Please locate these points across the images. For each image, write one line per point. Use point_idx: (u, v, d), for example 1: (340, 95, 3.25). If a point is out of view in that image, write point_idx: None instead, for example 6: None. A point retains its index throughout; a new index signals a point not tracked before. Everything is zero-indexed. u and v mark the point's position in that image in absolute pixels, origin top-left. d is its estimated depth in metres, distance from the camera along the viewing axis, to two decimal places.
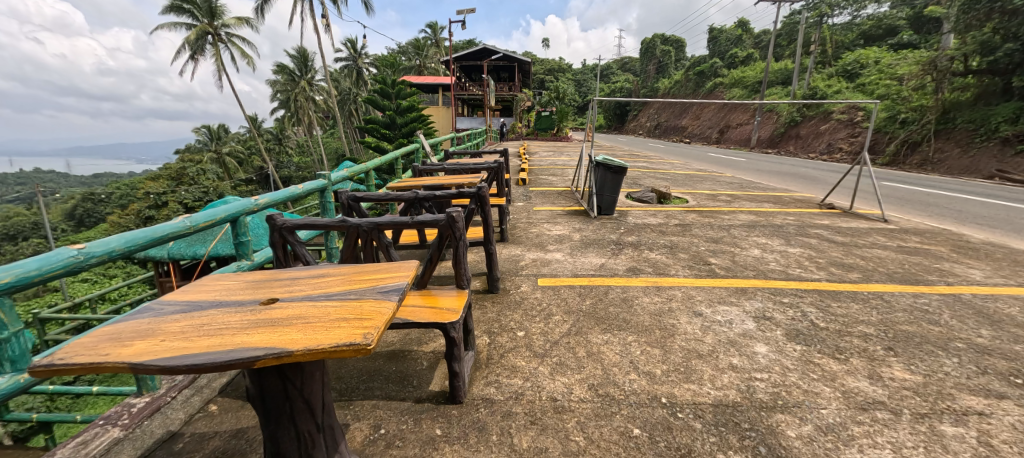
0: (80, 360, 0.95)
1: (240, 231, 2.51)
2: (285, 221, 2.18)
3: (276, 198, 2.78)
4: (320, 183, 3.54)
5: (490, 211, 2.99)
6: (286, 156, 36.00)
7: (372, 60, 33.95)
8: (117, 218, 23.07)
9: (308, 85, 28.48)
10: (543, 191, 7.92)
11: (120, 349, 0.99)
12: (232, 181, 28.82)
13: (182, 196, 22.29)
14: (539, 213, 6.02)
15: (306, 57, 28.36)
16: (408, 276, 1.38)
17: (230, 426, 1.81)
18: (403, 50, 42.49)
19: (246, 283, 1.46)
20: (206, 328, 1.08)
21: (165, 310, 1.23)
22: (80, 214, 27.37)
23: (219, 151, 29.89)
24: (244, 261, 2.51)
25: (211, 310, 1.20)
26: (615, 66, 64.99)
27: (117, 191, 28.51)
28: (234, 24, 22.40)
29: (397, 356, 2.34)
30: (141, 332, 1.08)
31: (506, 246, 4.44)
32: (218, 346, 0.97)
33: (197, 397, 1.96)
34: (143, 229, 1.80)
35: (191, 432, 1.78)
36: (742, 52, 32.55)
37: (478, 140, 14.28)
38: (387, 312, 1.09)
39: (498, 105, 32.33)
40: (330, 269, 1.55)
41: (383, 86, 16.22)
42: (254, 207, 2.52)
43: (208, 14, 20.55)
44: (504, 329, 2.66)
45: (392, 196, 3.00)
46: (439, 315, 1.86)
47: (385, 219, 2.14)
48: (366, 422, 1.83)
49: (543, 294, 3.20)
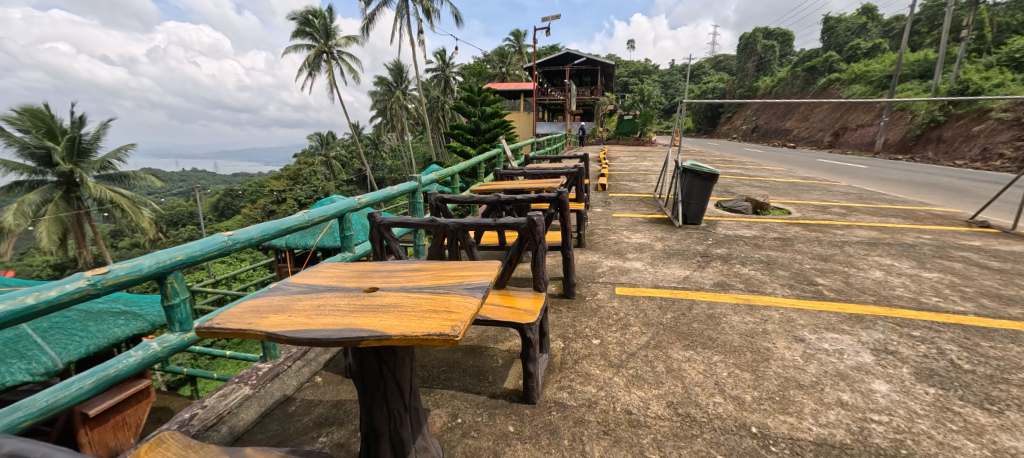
0: (231, 326, 1.17)
1: (346, 226, 2.85)
2: (383, 219, 2.41)
3: (375, 198, 3.11)
4: (411, 185, 3.88)
5: (569, 216, 2.99)
6: (382, 160, 39.23)
7: (460, 69, 35.80)
8: (248, 211, 27.31)
9: (403, 94, 30.98)
10: (623, 197, 7.67)
11: (260, 320, 1.19)
12: (337, 181, 32.48)
13: (297, 194, 25.64)
14: (619, 220, 5.87)
15: (401, 69, 30.89)
16: (490, 276, 1.45)
17: (331, 397, 2.06)
18: (489, 58, 44.14)
19: (351, 273, 1.66)
20: (322, 309, 1.25)
21: (290, 291, 1.45)
22: (222, 206, 33.02)
23: (328, 154, 33.73)
24: (347, 253, 2.82)
25: (325, 295, 1.39)
26: (709, 65, 60.46)
27: (249, 188, 33.75)
28: (344, 42, 25.21)
29: (475, 352, 2.45)
30: (275, 308, 1.29)
31: (583, 252, 4.39)
32: (331, 325, 1.12)
33: (307, 369, 2.26)
34: (274, 221, 2.15)
35: (301, 399, 2.06)
36: (866, 43, 28.21)
37: (559, 144, 14.32)
38: (471, 308, 1.15)
39: (579, 109, 32.09)
40: (421, 265, 1.68)
41: (469, 93, 16.99)
42: (357, 205, 2.85)
43: (325, 35, 23.41)
44: (578, 335, 2.64)
45: (476, 199, 3.14)
46: (516, 316, 1.92)
47: (472, 220, 2.27)
48: (445, 410, 1.94)
49: (621, 303, 3.10)
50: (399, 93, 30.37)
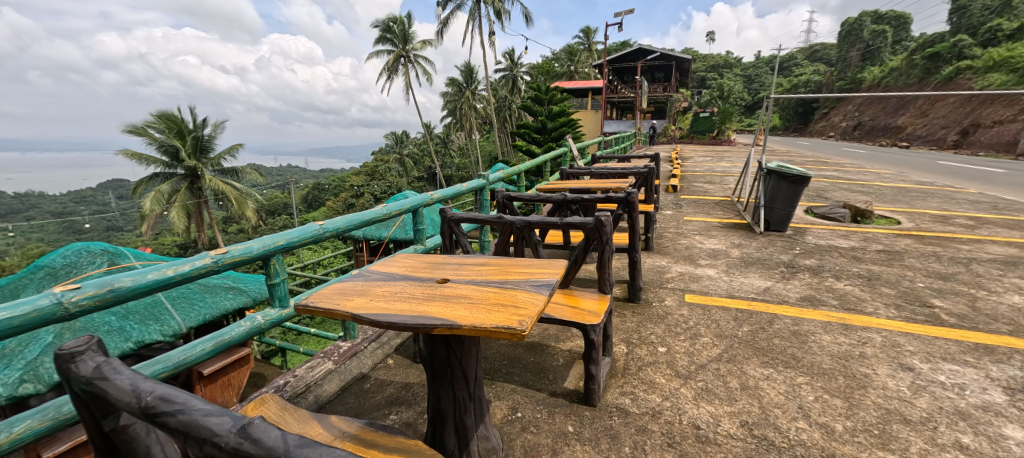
0: (322, 305, 1.30)
1: (418, 220, 3.02)
2: (453, 214, 2.52)
3: (446, 194, 3.28)
4: (479, 183, 4.01)
5: (637, 218, 2.89)
6: (450, 158, 40.76)
7: (528, 68, 36.03)
8: (332, 203, 29.97)
9: (472, 94, 31.93)
10: (696, 200, 7.21)
11: (346, 302, 1.32)
12: (409, 178, 34.40)
13: (374, 189, 27.58)
14: (691, 224, 5.54)
15: (472, 70, 31.82)
16: (556, 274, 1.45)
17: (400, 379, 2.20)
18: (558, 56, 43.90)
19: (424, 264, 1.76)
20: (398, 296, 1.34)
21: (371, 278, 1.58)
22: (311, 198, 36.59)
23: (402, 152, 35.85)
24: (419, 245, 3.00)
25: (401, 283, 1.49)
26: (802, 56, 54.58)
27: (333, 182, 36.98)
28: (419, 46, 26.56)
29: (536, 349, 2.47)
30: (358, 292, 1.41)
31: (651, 256, 4.21)
32: (407, 312, 1.20)
33: (381, 351, 2.44)
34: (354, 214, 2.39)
35: (375, 379, 2.23)
36: (1011, 22, 23.61)
37: (627, 143, 13.84)
38: (537, 305, 1.17)
39: (650, 106, 30.73)
40: (489, 260, 1.73)
41: (537, 92, 17.00)
42: (430, 201, 3.03)
43: (402, 40, 24.82)
44: (643, 341, 2.54)
45: (542, 197, 3.15)
46: (580, 316, 1.90)
47: (538, 218, 2.28)
48: (505, 403, 1.99)
49: (691, 312, 2.93)
50: (469, 93, 31.33)
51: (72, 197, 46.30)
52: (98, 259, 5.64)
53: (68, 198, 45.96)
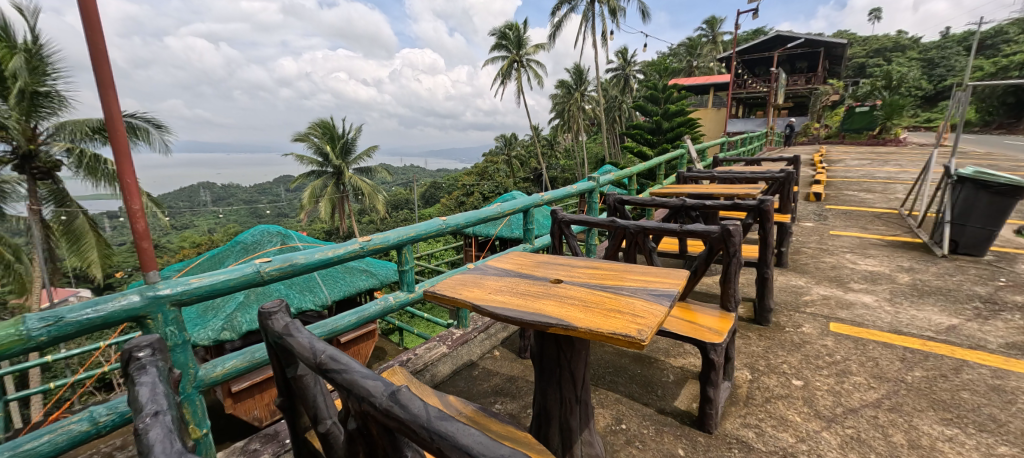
0: (448, 293, 1.44)
1: (529, 220, 3.11)
2: (563, 216, 2.53)
3: (556, 196, 3.33)
4: (589, 185, 3.96)
5: (771, 229, 2.54)
6: (556, 159, 40.93)
7: (643, 66, 34.31)
8: (445, 201, 32.51)
9: (581, 95, 31.59)
10: (847, 211, 6.05)
11: (467, 292, 1.43)
12: (516, 178, 35.49)
13: (483, 189, 29.10)
14: (840, 239, 4.67)
15: (582, 71, 31.50)
16: (678, 285, 1.35)
17: (505, 371, 2.29)
18: (677, 51, 40.94)
19: (536, 262, 1.81)
20: (514, 291, 1.40)
21: (487, 272, 1.68)
22: (429, 195, 40.22)
23: (510, 154, 37.17)
24: (528, 244, 3.09)
25: (516, 278, 1.55)
26: (1017, 28, 41.88)
27: (447, 181, 40.05)
28: (532, 51, 27.22)
29: (644, 361, 2.34)
30: (477, 284, 1.52)
31: (784, 273, 3.67)
32: (523, 307, 1.24)
33: (488, 342, 2.57)
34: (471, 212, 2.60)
35: (482, 367, 2.36)
36: None
37: (756, 144, 12.23)
38: (658, 315, 1.11)
39: (788, 102, 26.73)
40: (602, 264, 1.70)
41: (653, 91, 15.96)
42: (540, 202, 3.10)
43: (517, 45, 25.72)
44: (773, 370, 2.23)
45: (657, 202, 2.97)
46: (698, 332, 1.75)
47: (653, 224, 2.17)
48: (609, 412, 1.93)
49: (838, 344, 2.48)
50: (578, 94, 31.07)
51: (255, 188, 58.32)
52: (274, 239, 7.03)
53: (253, 189, 57.94)
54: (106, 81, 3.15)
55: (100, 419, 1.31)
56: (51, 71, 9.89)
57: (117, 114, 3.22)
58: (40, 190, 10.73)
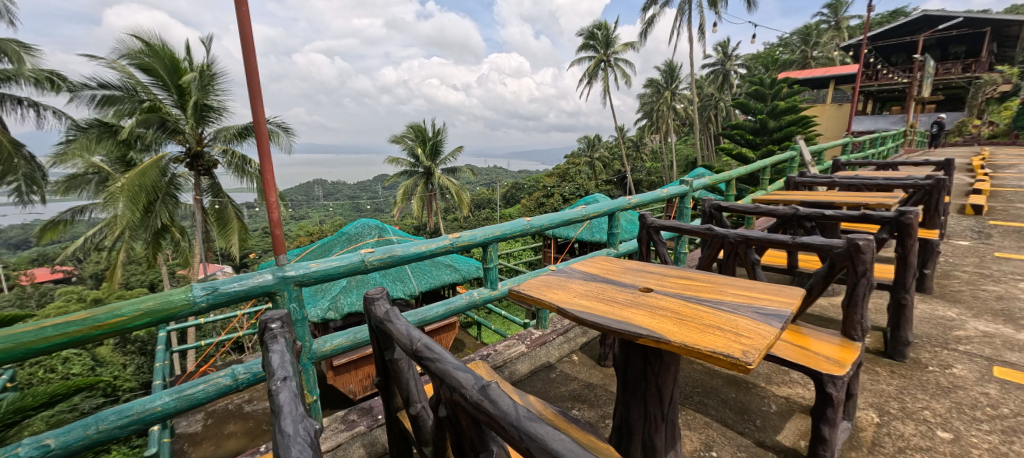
0: (533, 294, 1.45)
1: (614, 223, 3.01)
2: (653, 222, 2.39)
3: (645, 200, 3.19)
4: (681, 189, 3.71)
5: (912, 246, 2.13)
6: (642, 161, 38.98)
7: (745, 60, 31.19)
8: (525, 201, 32.73)
9: (672, 94, 29.67)
10: (1020, 229, 4.85)
11: (551, 294, 1.42)
12: (598, 181, 34.48)
13: (563, 190, 28.67)
14: (1008, 264, 3.77)
15: (674, 68, 29.63)
16: (792, 305, 1.19)
17: (584, 377, 2.24)
18: (787, 41, 36.53)
19: (624, 268, 1.73)
20: (600, 296, 1.37)
21: (572, 274, 1.65)
22: (510, 196, 40.95)
23: (593, 155, 36.23)
24: (612, 249, 2.99)
25: (603, 284, 1.51)
26: None
27: (528, 182, 40.38)
28: (621, 49, 26.25)
29: (740, 385, 2.13)
30: (562, 286, 1.51)
31: (926, 301, 3.06)
32: (610, 315, 1.20)
33: (567, 346, 2.54)
34: (555, 214, 2.60)
35: (560, 370, 2.34)
36: None
37: (889, 145, 10.39)
38: (768, 337, 0.98)
39: (936, 95, 22.22)
40: (696, 274, 1.57)
41: (759, 87, 13.96)
42: (627, 206, 2.99)
43: (605, 45, 25.07)
44: (909, 416, 1.87)
45: (763, 210, 2.67)
46: (812, 361, 1.54)
47: (758, 234, 1.95)
48: (696, 436, 1.79)
49: (1004, 394, 1.99)
50: (669, 93, 29.24)
51: (357, 185, 64.88)
52: (372, 232, 7.74)
53: (355, 187, 64.29)
54: (256, 94, 3.74)
55: (239, 376, 1.56)
56: (215, 87, 12.06)
57: (263, 120, 3.81)
58: (203, 183, 13.10)
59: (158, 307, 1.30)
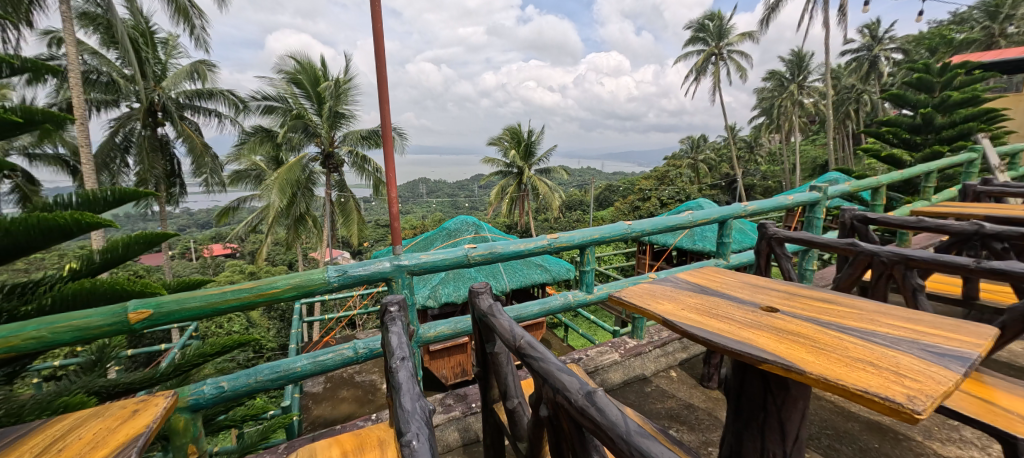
0: (636, 302, 1.38)
1: (725, 232, 2.73)
2: (776, 232, 2.09)
3: (764, 207, 2.85)
4: (812, 197, 3.22)
5: None
6: (756, 163, 34.80)
7: (901, 43, 25.94)
8: (619, 205, 31.47)
9: (799, 87, 25.97)
10: None
11: (657, 304, 1.34)
12: (702, 184, 31.63)
13: (662, 194, 26.66)
14: None
15: (803, 57, 25.89)
16: (979, 347, 0.95)
17: (684, 396, 2.06)
18: (965, 17, 29.49)
19: (741, 283, 1.55)
20: (714, 312, 1.25)
21: (678, 285, 1.54)
22: (603, 199, 39.75)
23: (697, 157, 33.35)
24: (721, 260, 2.72)
25: (716, 298, 1.37)
26: None
27: (623, 185, 38.74)
28: (736, 40, 23.76)
29: (884, 435, 1.76)
30: (668, 297, 1.41)
31: None
32: (725, 333, 1.09)
33: (665, 360, 2.37)
34: (660, 218, 2.45)
35: (656, 384, 2.19)
36: None
37: None
38: (946, 383, 0.79)
39: None
40: (836, 298, 1.34)
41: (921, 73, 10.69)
42: (742, 213, 2.70)
43: (717, 36, 22.94)
44: None
45: (930, 225, 2.17)
46: (999, 419, 1.21)
47: (924, 254, 1.59)
48: None
49: None
50: (795, 86, 25.62)
51: (456, 184, 69.01)
52: (469, 228, 8.15)
53: (454, 185, 68.45)
54: (383, 101, 4.20)
55: (359, 350, 1.76)
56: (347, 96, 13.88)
57: (389, 125, 4.26)
58: (332, 179, 15.14)
59: (303, 283, 1.53)
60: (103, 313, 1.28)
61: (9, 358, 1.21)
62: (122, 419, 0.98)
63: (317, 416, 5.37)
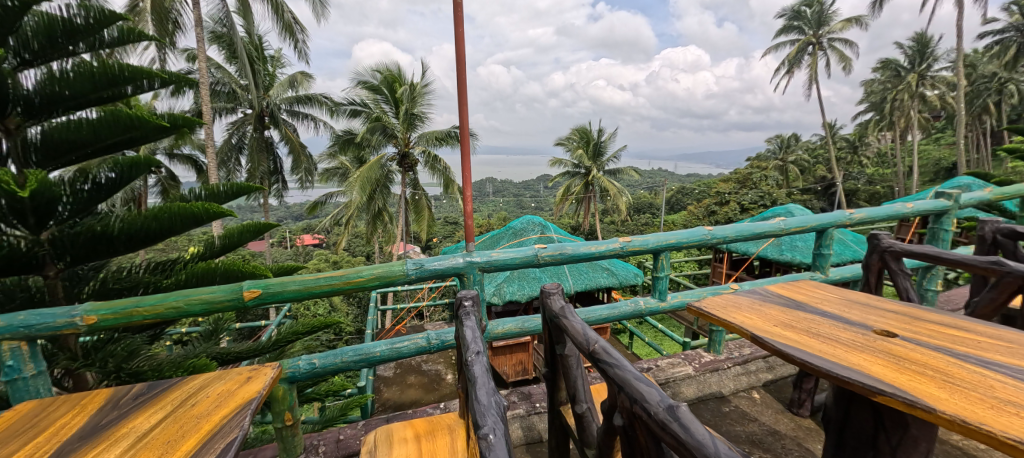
0: (718, 314, 1.27)
1: (825, 243, 2.44)
2: (892, 245, 1.81)
3: (874, 216, 2.51)
4: (940, 206, 2.74)
5: None
6: (860, 166, 30.63)
7: None
8: (692, 208, 29.55)
9: (920, 78, 22.35)
10: None
11: (743, 318, 1.22)
12: (790, 188, 28.59)
13: (742, 198, 24.07)
14: None
15: (927, 43, 22.23)
16: None
17: (767, 421, 1.86)
18: None
19: (843, 300, 1.37)
20: (812, 330, 1.13)
21: (767, 298, 1.40)
22: (675, 202, 37.64)
23: (787, 159, 30.20)
24: (818, 273, 2.44)
25: (815, 316, 1.23)
26: None
27: (698, 187, 36.26)
28: (840, 26, 21.09)
29: None
30: (755, 310, 1.29)
31: None
32: (829, 356, 0.97)
33: (746, 379, 2.16)
34: (748, 225, 2.26)
35: (735, 404, 2.00)
36: None
37: None
38: None
39: None
40: (970, 325, 1.14)
41: None
42: (847, 221, 2.39)
43: (816, 24, 20.56)
44: None
45: None
46: None
47: None
48: None
49: None
50: (915, 77, 22.09)
51: (522, 184, 69.59)
52: (535, 228, 8.19)
53: (520, 185, 69.09)
54: (462, 102, 4.36)
55: (432, 340, 1.85)
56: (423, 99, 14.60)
57: (467, 126, 4.41)
58: (407, 177, 16.07)
59: (384, 274, 1.64)
60: (224, 289, 1.49)
61: (153, 323, 1.45)
62: (238, 383, 1.12)
63: (388, 398, 5.75)
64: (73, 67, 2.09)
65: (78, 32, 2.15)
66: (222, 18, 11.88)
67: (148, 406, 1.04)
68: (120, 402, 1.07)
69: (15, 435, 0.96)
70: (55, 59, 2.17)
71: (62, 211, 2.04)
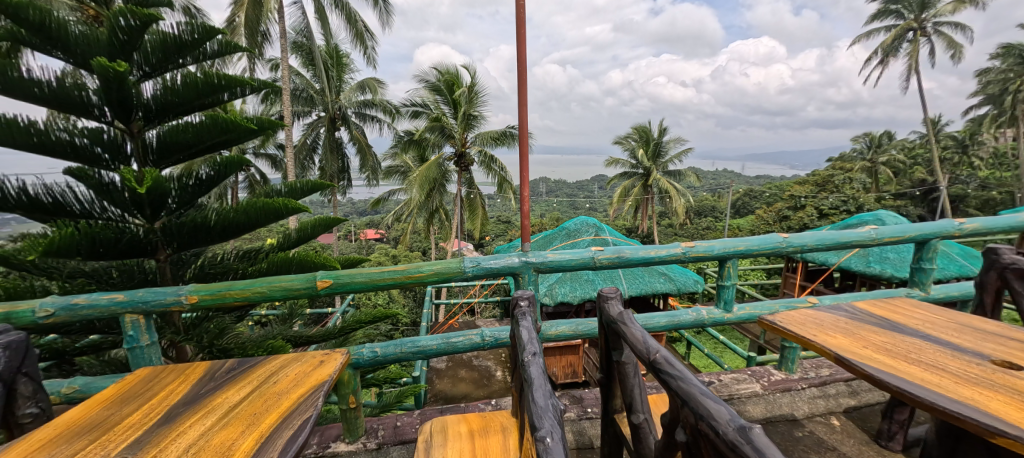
0: (795, 330, 1.16)
1: (926, 256, 2.14)
2: (1016, 261, 1.54)
3: (990, 226, 2.16)
4: None
5: None
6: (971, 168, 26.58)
7: None
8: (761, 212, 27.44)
9: None
10: None
11: (826, 337, 1.11)
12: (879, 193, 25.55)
13: (821, 202, 21.78)
14: None
15: None
16: None
17: (849, 452, 1.66)
18: None
19: (951, 323, 1.20)
20: (910, 356, 1.00)
21: (857, 316, 1.26)
22: (742, 206, 35.06)
23: (876, 160, 27.03)
24: (917, 290, 2.15)
25: (916, 341, 1.08)
26: None
27: (769, 190, 33.53)
28: (950, 8, 18.42)
29: None
30: (842, 329, 1.17)
31: None
32: (935, 387, 0.85)
33: (824, 403, 1.96)
34: (834, 233, 2.04)
35: (811, 429, 1.81)
36: None
37: None
38: None
39: None
40: None
41: None
42: (956, 232, 2.08)
43: (919, 7, 18.11)
44: None
45: None
46: None
47: None
48: None
49: None
50: None
51: (576, 183, 68.61)
52: (589, 229, 8.07)
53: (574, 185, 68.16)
54: (523, 104, 4.38)
55: (487, 337, 1.88)
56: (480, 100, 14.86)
57: (525, 127, 4.42)
58: (463, 177, 16.48)
59: (443, 270, 1.71)
60: (301, 278, 1.62)
61: (242, 305, 1.62)
62: (312, 366, 1.22)
63: (439, 390, 5.95)
64: (182, 78, 2.38)
65: (187, 46, 2.44)
66: (303, 29, 12.96)
67: (239, 380, 1.17)
68: (216, 375, 1.21)
69: (136, 396, 1.12)
70: (169, 70, 2.50)
71: (172, 204, 2.36)
